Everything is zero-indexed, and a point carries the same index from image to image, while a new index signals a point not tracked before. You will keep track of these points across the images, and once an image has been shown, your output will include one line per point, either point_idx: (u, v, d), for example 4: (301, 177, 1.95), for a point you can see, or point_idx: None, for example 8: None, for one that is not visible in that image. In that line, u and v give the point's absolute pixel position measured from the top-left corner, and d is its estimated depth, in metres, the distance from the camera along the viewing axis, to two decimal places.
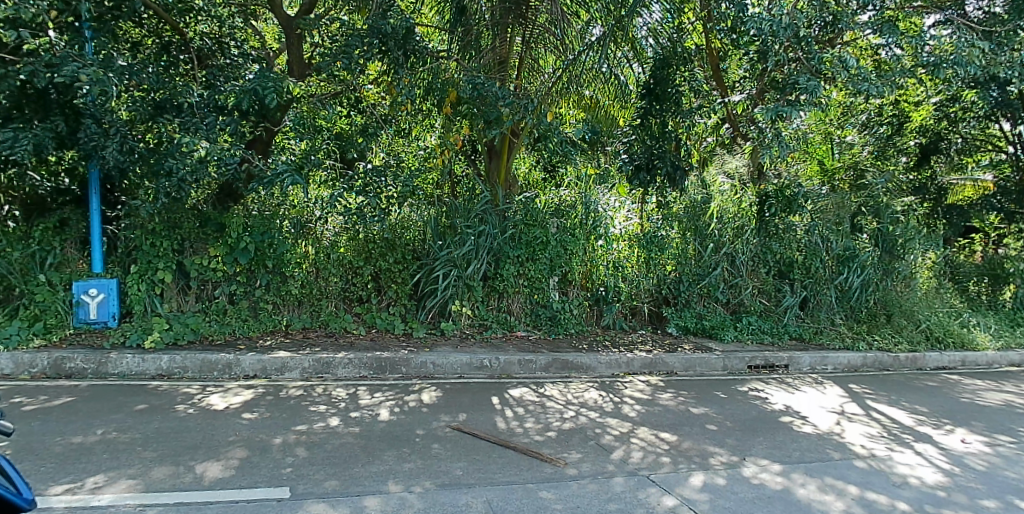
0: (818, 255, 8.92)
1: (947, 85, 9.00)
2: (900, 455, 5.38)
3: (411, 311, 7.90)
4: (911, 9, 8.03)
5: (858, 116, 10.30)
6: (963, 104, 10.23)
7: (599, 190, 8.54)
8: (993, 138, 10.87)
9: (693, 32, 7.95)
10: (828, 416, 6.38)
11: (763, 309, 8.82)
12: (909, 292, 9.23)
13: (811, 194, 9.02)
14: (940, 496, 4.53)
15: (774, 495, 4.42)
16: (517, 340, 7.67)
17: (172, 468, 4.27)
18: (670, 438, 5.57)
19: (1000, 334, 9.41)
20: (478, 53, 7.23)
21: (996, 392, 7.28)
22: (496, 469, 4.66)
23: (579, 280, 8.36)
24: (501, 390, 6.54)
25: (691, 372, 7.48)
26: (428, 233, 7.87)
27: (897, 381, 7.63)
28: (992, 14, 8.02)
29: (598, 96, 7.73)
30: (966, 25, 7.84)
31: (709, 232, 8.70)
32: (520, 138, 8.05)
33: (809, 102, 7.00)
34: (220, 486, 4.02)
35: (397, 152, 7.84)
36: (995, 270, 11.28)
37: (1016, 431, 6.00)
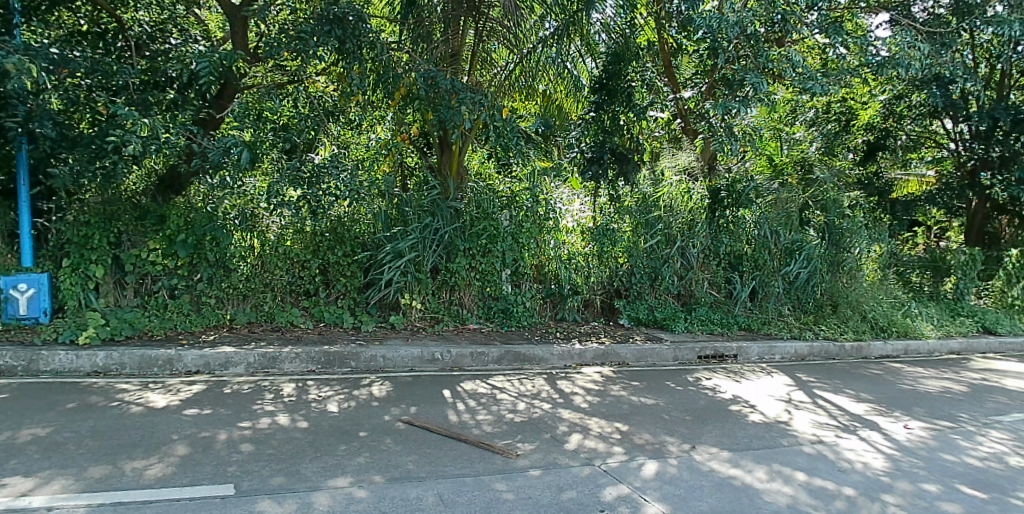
0: (766, 247, 9.03)
1: (892, 83, 9.28)
2: (847, 442, 5.60)
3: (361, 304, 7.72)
4: (857, 8, 7.96)
5: (804, 113, 10.77)
6: (910, 103, 10.38)
7: (552, 185, 8.24)
8: (937, 136, 11.18)
9: (645, 28, 8.09)
10: (774, 404, 6.60)
11: (714, 300, 8.93)
12: (853, 284, 9.39)
13: (761, 187, 9.00)
14: (884, 482, 4.69)
15: (723, 483, 4.50)
16: (468, 333, 7.55)
17: (108, 467, 4.12)
18: (623, 428, 5.64)
19: (942, 323, 9.79)
20: (429, 45, 7.24)
21: (936, 379, 7.65)
22: (448, 462, 4.63)
23: (532, 272, 8.12)
24: (452, 383, 6.52)
25: (642, 362, 7.51)
26: (377, 226, 7.58)
27: (843, 369, 7.82)
28: (935, 15, 7.78)
29: (551, 89, 7.80)
30: (912, 26, 7.65)
31: (659, 224, 8.55)
32: (473, 134, 7.69)
33: (759, 97, 7.22)
34: (161, 485, 3.89)
35: (347, 145, 7.53)
36: (937, 262, 11.63)
37: (954, 417, 6.47)
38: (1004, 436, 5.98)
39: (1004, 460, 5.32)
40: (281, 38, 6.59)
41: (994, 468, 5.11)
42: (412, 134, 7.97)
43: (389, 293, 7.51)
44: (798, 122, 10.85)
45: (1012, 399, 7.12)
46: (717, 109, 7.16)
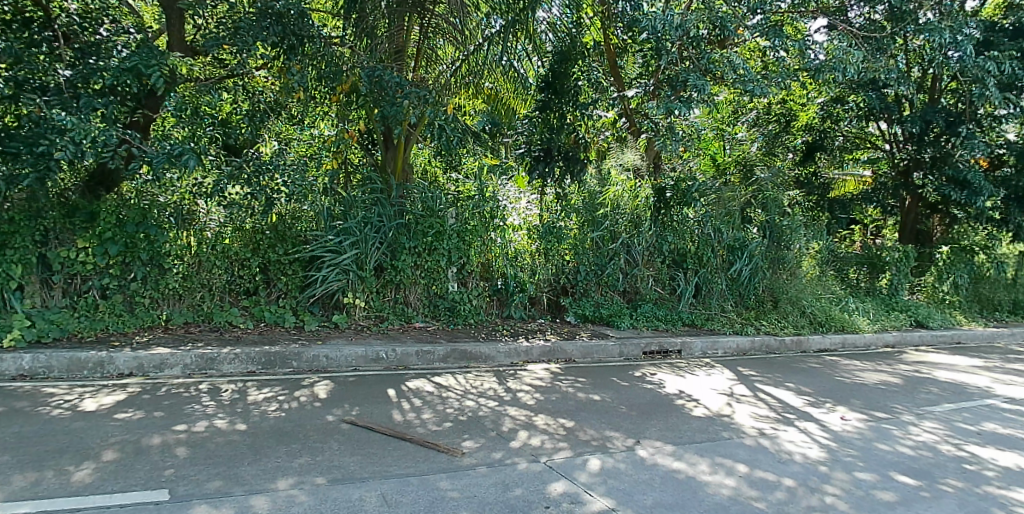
0: (710, 244, 9.19)
1: (828, 86, 9.55)
2: (787, 434, 5.78)
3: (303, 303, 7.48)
4: (796, 13, 7.92)
5: (746, 114, 11.39)
6: (849, 106, 11.02)
7: (499, 183, 8.35)
8: (871, 137, 11.88)
9: (590, 25, 7.88)
10: (716, 397, 6.74)
11: (659, 297, 9.07)
12: (793, 280, 9.69)
13: (705, 187, 9.14)
14: (822, 472, 4.84)
15: (667, 476, 4.57)
16: (414, 331, 7.46)
17: (32, 475, 3.92)
18: (568, 424, 5.69)
19: (877, 318, 10.18)
20: (374, 41, 7.28)
21: (872, 371, 7.93)
22: (392, 462, 4.58)
23: (478, 270, 8.05)
24: (397, 381, 6.47)
25: (588, 358, 7.57)
26: (319, 224, 7.45)
27: (783, 362, 8.03)
28: (872, 21, 7.94)
29: (497, 88, 7.77)
30: (848, 32, 7.76)
31: (604, 221, 8.65)
32: (418, 130, 7.70)
33: (700, 99, 7.34)
34: (89, 492, 3.71)
35: (287, 140, 7.58)
36: (873, 258, 12.00)
37: (888, 408, 6.74)
38: (935, 425, 6.26)
39: (933, 448, 5.58)
40: (220, 32, 6.39)
41: (925, 456, 5.35)
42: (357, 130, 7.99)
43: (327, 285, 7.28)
44: (741, 122, 11.47)
45: (943, 390, 7.45)
46: (660, 108, 7.22)
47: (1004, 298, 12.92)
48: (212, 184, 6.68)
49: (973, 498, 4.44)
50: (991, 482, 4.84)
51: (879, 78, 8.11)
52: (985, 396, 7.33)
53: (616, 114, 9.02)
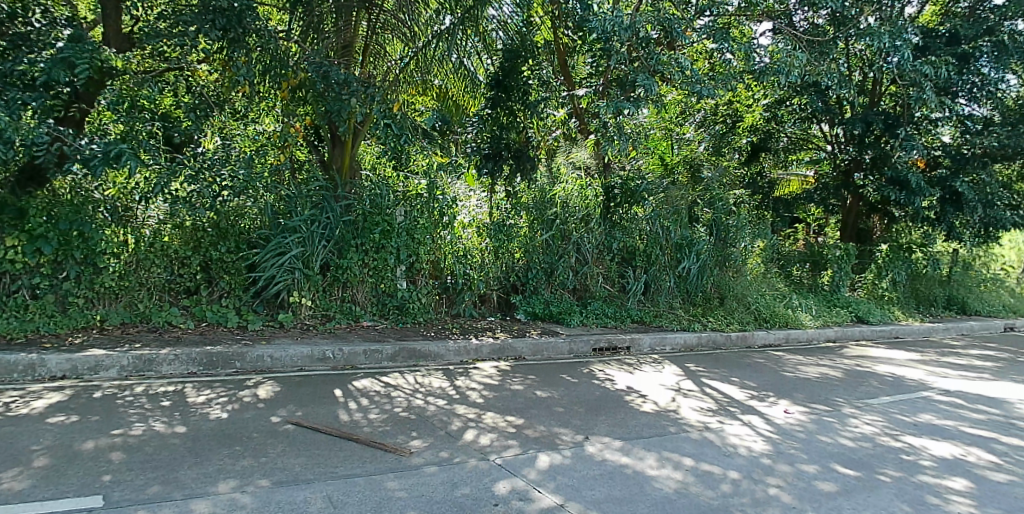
0: (658, 242, 9.32)
1: (773, 89, 9.84)
2: (732, 427, 5.92)
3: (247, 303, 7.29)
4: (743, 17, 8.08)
5: (694, 115, 11.21)
6: (791, 107, 11.47)
7: (449, 180, 8.16)
8: (814, 138, 12.20)
9: (542, 26, 8.21)
10: (664, 392, 6.86)
11: (607, 294, 9.14)
12: (740, 277, 9.96)
13: (653, 187, 9.30)
14: (766, 465, 4.97)
15: (615, 471, 4.62)
16: (361, 330, 7.37)
17: None
18: (517, 421, 5.72)
19: (819, 314, 10.57)
20: (321, 36, 7.25)
21: (813, 365, 8.18)
22: (337, 463, 4.50)
23: (427, 268, 8.01)
24: (344, 381, 6.39)
25: (538, 356, 7.60)
26: (264, 220, 7.34)
27: (728, 357, 8.22)
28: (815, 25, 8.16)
29: (447, 85, 7.91)
30: (792, 36, 7.95)
31: (555, 220, 8.67)
32: (365, 126, 7.59)
33: (649, 99, 7.48)
34: (15, 500, 3.48)
35: (230, 135, 7.31)
36: (816, 257, 12.45)
37: (829, 401, 6.95)
38: (875, 417, 6.48)
39: (873, 439, 5.78)
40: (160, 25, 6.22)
41: (865, 447, 5.54)
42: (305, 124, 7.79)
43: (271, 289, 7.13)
44: (688, 123, 11.21)
45: (882, 383, 7.72)
46: (610, 108, 7.29)
47: (939, 294, 13.47)
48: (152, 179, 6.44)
49: (910, 486, 4.61)
50: (926, 471, 5.03)
51: (822, 80, 8.35)
52: (921, 389, 7.63)
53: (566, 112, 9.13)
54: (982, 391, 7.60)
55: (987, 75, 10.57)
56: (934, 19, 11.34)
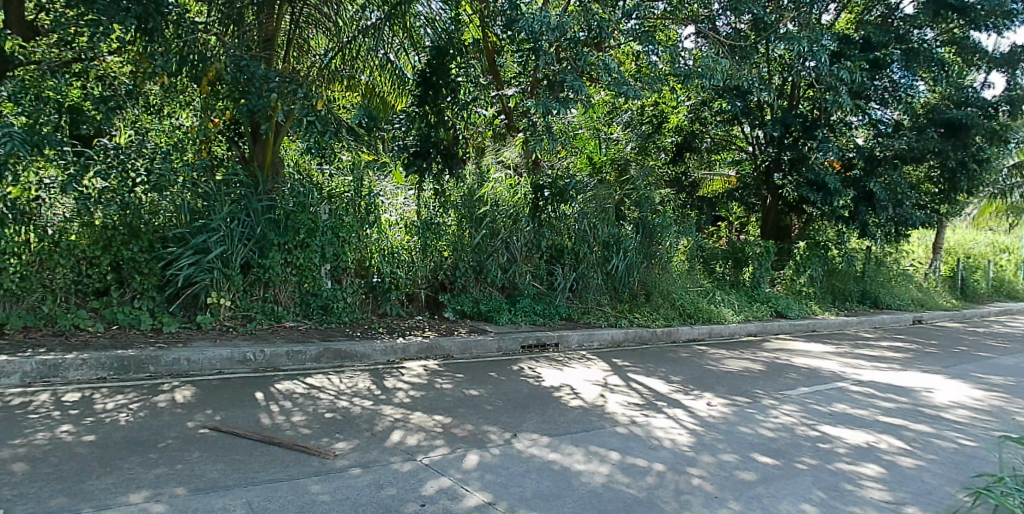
0: (586, 241, 9.48)
1: (700, 92, 10.18)
2: (657, 421, 6.08)
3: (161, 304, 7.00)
4: (668, 21, 8.39)
5: (622, 115, 11.53)
6: (710, 110, 12.11)
7: (376, 178, 8.27)
8: (737, 139, 12.81)
9: (470, 24, 8.19)
10: (592, 387, 6.99)
11: (536, 292, 9.23)
12: (665, 274, 10.30)
13: (582, 185, 9.56)
14: (689, 456, 5.11)
15: (542, 468, 4.67)
16: (284, 331, 7.23)
17: None
18: (445, 421, 5.71)
19: (742, 309, 10.94)
20: (242, 28, 7.15)
21: (735, 359, 8.50)
22: (258, 468, 4.32)
23: (353, 267, 7.95)
24: (266, 384, 6.23)
25: (466, 354, 7.63)
26: (181, 219, 7.05)
27: (653, 352, 8.48)
28: (737, 30, 8.33)
29: (374, 80, 8.06)
30: (716, 40, 8.27)
31: (484, 219, 8.74)
32: (287, 124, 7.50)
33: (577, 100, 7.54)
34: None
35: (145, 130, 7.00)
36: (737, 253, 12.82)
37: (749, 392, 7.23)
38: (793, 408, 6.77)
39: (791, 429, 6.03)
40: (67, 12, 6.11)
41: (783, 437, 5.78)
42: (223, 118, 7.53)
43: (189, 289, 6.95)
44: (617, 123, 11.55)
45: (799, 374, 8.08)
46: (539, 108, 7.36)
47: (853, 289, 14.11)
48: (62, 180, 6.30)
49: (826, 473, 4.83)
50: (841, 458, 5.28)
51: (743, 83, 8.71)
52: (836, 379, 8.01)
53: (495, 110, 9.18)
54: (890, 380, 8.08)
55: (896, 80, 11.36)
56: (849, 27, 12.01)
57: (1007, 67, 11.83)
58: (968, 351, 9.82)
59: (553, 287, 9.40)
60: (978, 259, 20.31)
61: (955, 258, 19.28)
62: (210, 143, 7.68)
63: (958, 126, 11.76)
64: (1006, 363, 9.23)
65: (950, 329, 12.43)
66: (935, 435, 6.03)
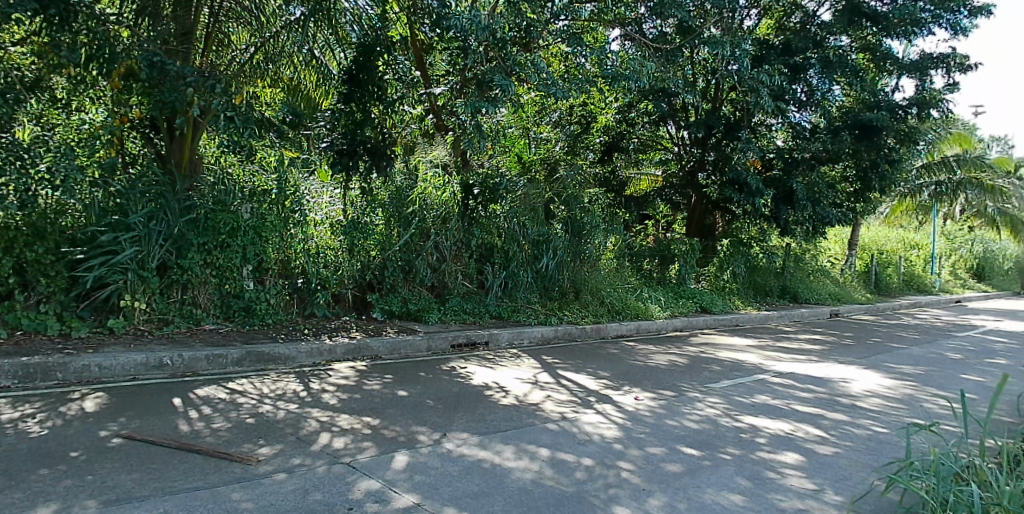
0: (515, 239, 9.72)
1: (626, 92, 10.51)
2: (586, 416, 6.17)
3: (70, 307, 6.64)
4: (598, 23, 8.53)
5: (552, 115, 12.17)
6: (637, 111, 12.55)
7: (300, 177, 8.17)
8: (662, 140, 13.46)
9: (397, 22, 8.25)
10: (522, 385, 7.04)
11: (466, 291, 9.43)
12: (592, 271, 10.66)
13: (512, 184, 9.87)
14: (618, 451, 5.19)
15: (472, 467, 4.62)
16: (203, 333, 7.04)
17: None
18: (373, 422, 5.61)
19: (668, 305, 11.52)
20: (157, 21, 6.89)
21: (661, 354, 8.79)
22: (176, 477, 4.05)
23: (276, 267, 7.83)
24: (185, 389, 5.97)
25: (395, 355, 7.64)
26: (90, 218, 6.81)
27: (583, 349, 8.71)
28: (663, 33, 8.75)
29: (299, 76, 8.24)
30: (642, 42, 8.61)
31: (412, 218, 8.83)
32: (205, 119, 7.27)
33: (505, 100, 7.58)
34: None
35: (50, 124, 6.76)
36: (665, 251, 13.11)
37: (675, 386, 7.44)
38: (717, 400, 6.99)
39: (715, 420, 6.23)
40: None
41: (708, 428, 5.96)
42: (133, 116, 7.42)
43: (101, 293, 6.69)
44: (546, 122, 12.24)
45: (723, 367, 8.40)
46: (467, 107, 7.29)
47: (773, 285, 14.70)
48: None
49: (749, 463, 4.98)
50: (763, 447, 5.48)
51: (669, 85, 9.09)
52: (758, 371, 8.33)
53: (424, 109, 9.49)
54: (809, 371, 8.48)
55: (815, 85, 11.79)
56: (770, 33, 12.61)
57: (915, 74, 12.58)
58: (880, 343, 10.43)
59: (482, 285, 9.63)
60: (891, 255, 21.56)
61: (869, 253, 20.40)
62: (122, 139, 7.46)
63: (870, 128, 12.29)
64: (914, 354, 9.86)
65: (865, 322, 13.15)
66: (850, 423, 6.35)
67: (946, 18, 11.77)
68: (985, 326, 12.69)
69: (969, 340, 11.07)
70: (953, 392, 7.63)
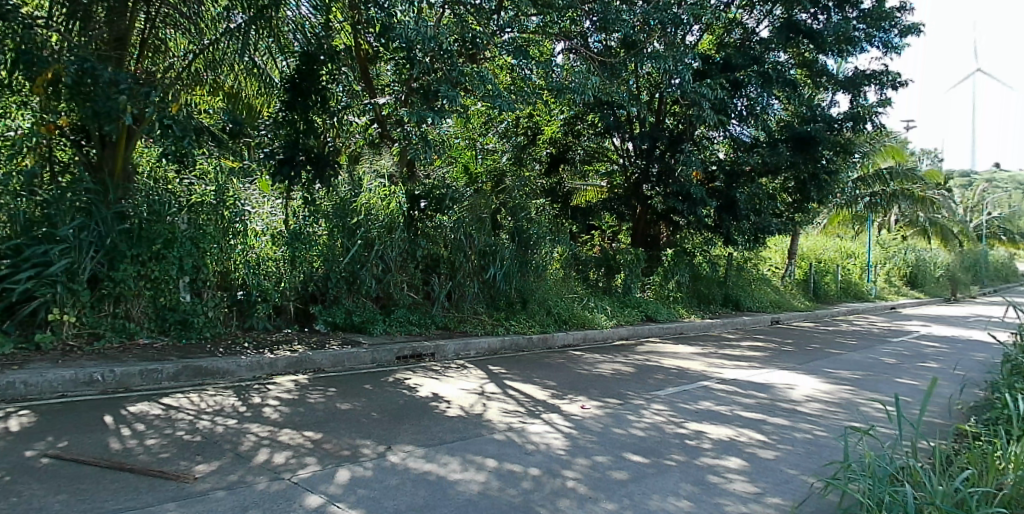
0: (462, 250, 9.85)
1: (571, 104, 10.68)
2: (533, 426, 6.18)
3: None
4: (546, 34, 8.67)
5: (497, 127, 12.51)
6: (583, 123, 12.89)
7: (241, 186, 8.17)
8: (608, 151, 13.61)
9: (341, 30, 8.14)
10: (468, 396, 7.01)
11: (412, 301, 9.48)
12: (539, 281, 10.86)
13: (458, 194, 10.04)
14: (565, 460, 5.20)
15: (418, 478, 4.54)
16: (137, 349, 6.80)
17: None
18: (315, 436, 5.46)
19: (614, 314, 11.78)
20: (90, 25, 6.75)
21: (606, 363, 8.92)
22: (106, 497, 3.80)
23: (214, 280, 7.69)
24: (117, 406, 5.71)
25: (338, 367, 7.58)
26: (16, 230, 6.57)
27: (530, 359, 8.83)
28: (608, 47, 9.06)
29: (239, 84, 8.27)
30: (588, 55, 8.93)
31: (357, 228, 8.84)
32: (140, 127, 7.13)
33: (451, 110, 7.64)
34: None
35: None
36: (609, 261, 13.29)
37: (621, 394, 7.53)
38: (662, 407, 7.10)
39: (660, 427, 6.32)
40: None
41: (653, 436, 6.03)
42: (62, 124, 7.13)
43: (29, 308, 6.41)
44: (491, 134, 12.53)
45: (668, 375, 8.55)
46: (413, 116, 7.39)
47: (716, 293, 15.11)
48: None
49: (694, 469, 5.07)
50: (707, 453, 5.58)
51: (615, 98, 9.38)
52: (702, 378, 8.51)
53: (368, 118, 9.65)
54: (751, 377, 8.71)
55: (755, 98, 12.05)
56: (712, 48, 12.72)
57: (850, 89, 13.12)
58: (820, 349, 10.80)
59: (428, 296, 9.81)
60: (828, 263, 22.43)
61: (809, 261, 21.15)
62: (50, 148, 7.18)
63: (806, 141, 12.80)
64: (851, 359, 10.24)
65: (805, 329, 13.62)
66: (790, 427, 6.54)
67: (878, 37, 12.64)
68: (915, 331, 13.34)
69: (903, 345, 11.56)
70: (887, 395, 7.95)
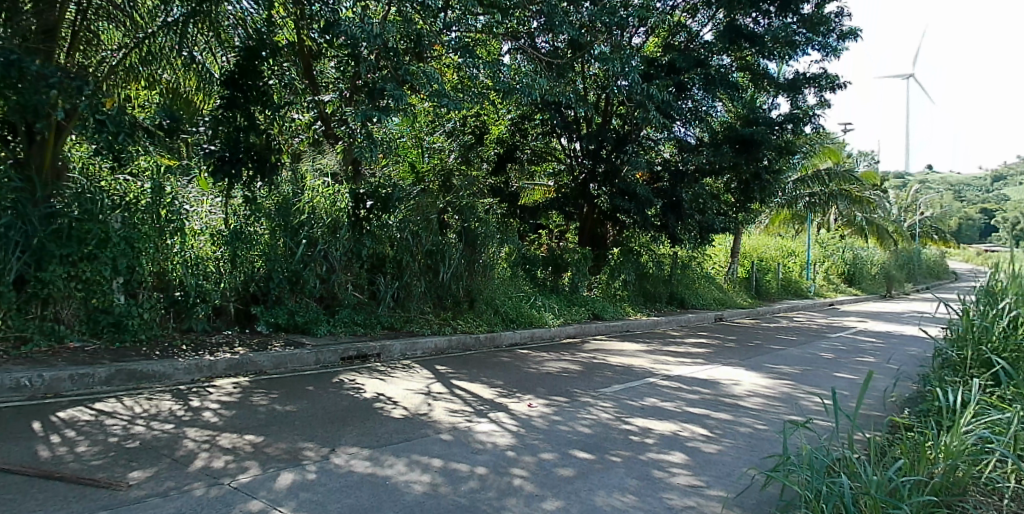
0: (407, 249, 9.99)
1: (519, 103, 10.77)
2: (479, 425, 6.20)
3: None
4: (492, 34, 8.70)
5: (444, 126, 12.40)
6: (531, 123, 13.06)
7: (178, 183, 8.04)
8: (555, 152, 13.90)
9: (285, 24, 8.06)
10: (414, 397, 6.99)
11: (357, 301, 9.49)
12: (487, 279, 11.01)
13: (404, 193, 10.05)
14: (512, 458, 5.25)
15: (362, 480, 4.51)
16: (66, 352, 6.56)
17: None
18: (256, 440, 5.36)
19: (561, 313, 11.94)
20: (17, 15, 6.42)
21: (554, 361, 9.02)
22: (32, 507, 3.66)
23: (151, 280, 7.50)
24: (44, 411, 5.49)
25: (280, 369, 7.48)
26: None
27: (477, 359, 8.89)
28: (555, 49, 9.17)
29: (175, 79, 7.97)
30: (535, 56, 9.05)
31: (300, 228, 8.83)
32: (70, 123, 6.93)
33: (399, 108, 7.56)
34: None
35: None
36: (557, 260, 13.42)
37: (568, 392, 7.63)
38: (608, 404, 7.22)
39: (606, 424, 6.44)
40: None
41: (599, 432, 6.13)
42: None
43: None
44: (439, 133, 12.38)
45: (614, 372, 8.70)
46: (357, 115, 7.32)
47: (661, 291, 15.46)
48: None
49: (638, 464, 5.18)
50: (651, 448, 5.71)
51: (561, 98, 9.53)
52: (647, 375, 8.69)
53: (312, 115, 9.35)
54: (695, 373, 8.94)
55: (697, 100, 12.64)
56: (657, 51, 13.20)
57: (790, 93, 13.61)
58: (762, 344, 11.15)
59: (373, 296, 9.83)
60: (771, 261, 23.15)
61: (753, 259, 21.79)
62: None
63: (751, 143, 13.12)
64: (791, 354, 10.62)
65: (748, 325, 14.05)
66: (731, 421, 6.74)
67: (819, 41, 13.00)
68: (852, 326, 13.92)
69: (841, 340, 12.05)
70: (824, 388, 8.28)
